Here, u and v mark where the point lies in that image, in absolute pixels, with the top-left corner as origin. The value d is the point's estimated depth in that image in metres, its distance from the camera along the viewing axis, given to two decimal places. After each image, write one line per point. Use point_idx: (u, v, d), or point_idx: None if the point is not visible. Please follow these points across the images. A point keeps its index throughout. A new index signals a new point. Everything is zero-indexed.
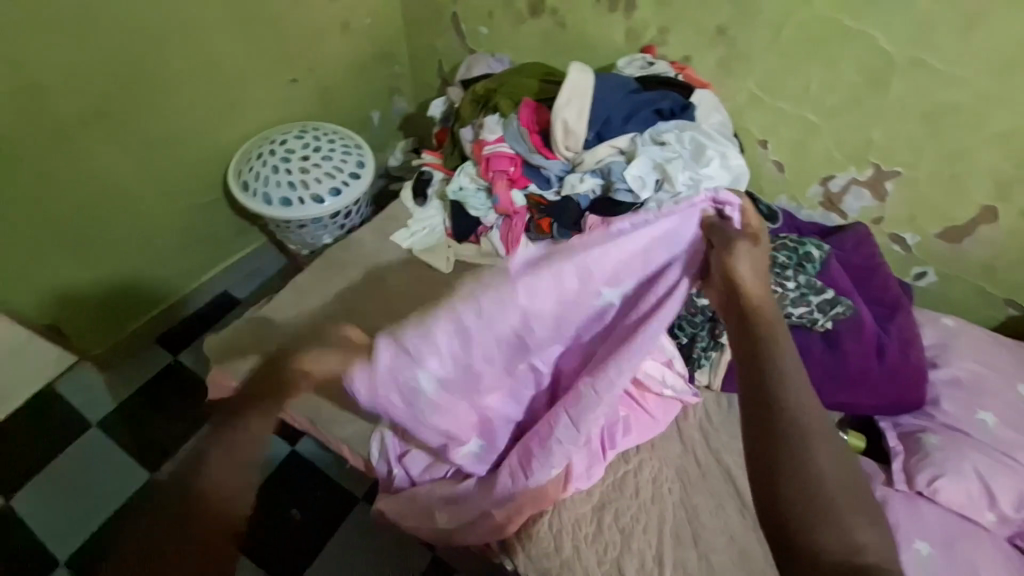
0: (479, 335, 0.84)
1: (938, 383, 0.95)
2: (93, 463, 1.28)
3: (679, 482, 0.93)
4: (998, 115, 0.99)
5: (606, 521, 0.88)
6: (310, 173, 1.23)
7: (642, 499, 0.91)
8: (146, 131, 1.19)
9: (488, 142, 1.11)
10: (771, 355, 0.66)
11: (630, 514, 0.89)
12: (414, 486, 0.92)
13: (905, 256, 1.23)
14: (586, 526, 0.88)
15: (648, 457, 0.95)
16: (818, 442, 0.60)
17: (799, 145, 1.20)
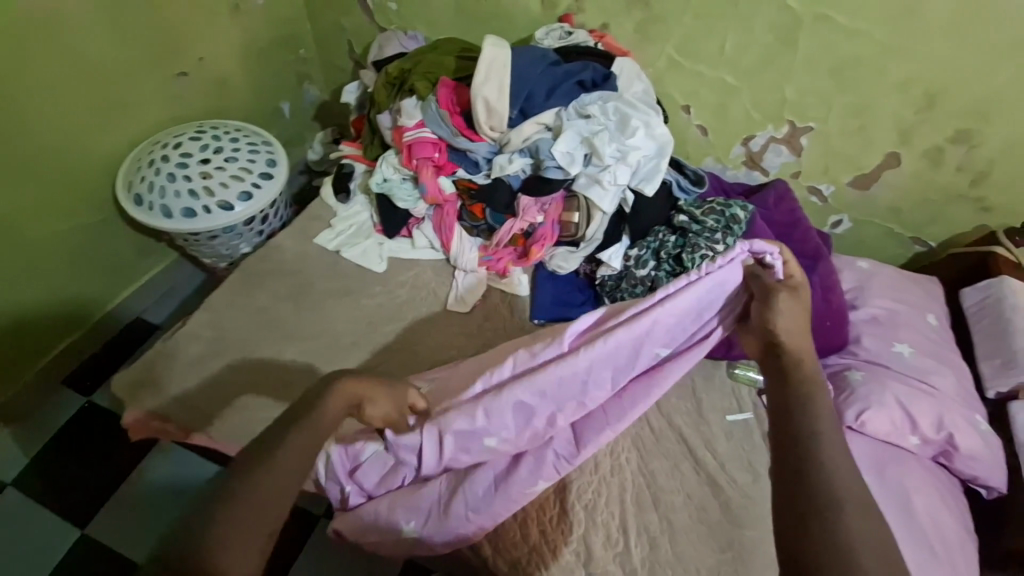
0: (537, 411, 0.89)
1: (858, 323, 1.01)
2: (6, 529, 1.14)
3: (636, 451, 0.95)
4: (894, 64, 1.05)
5: (570, 501, 0.89)
6: (213, 178, 1.11)
7: (603, 473, 0.92)
8: (10, 145, 1.02)
9: (408, 128, 1.05)
10: (806, 402, 0.64)
11: (592, 489, 0.90)
12: (370, 499, 0.89)
13: (823, 207, 1.29)
14: (551, 508, 0.88)
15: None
16: (853, 507, 0.55)
17: (720, 107, 1.22)
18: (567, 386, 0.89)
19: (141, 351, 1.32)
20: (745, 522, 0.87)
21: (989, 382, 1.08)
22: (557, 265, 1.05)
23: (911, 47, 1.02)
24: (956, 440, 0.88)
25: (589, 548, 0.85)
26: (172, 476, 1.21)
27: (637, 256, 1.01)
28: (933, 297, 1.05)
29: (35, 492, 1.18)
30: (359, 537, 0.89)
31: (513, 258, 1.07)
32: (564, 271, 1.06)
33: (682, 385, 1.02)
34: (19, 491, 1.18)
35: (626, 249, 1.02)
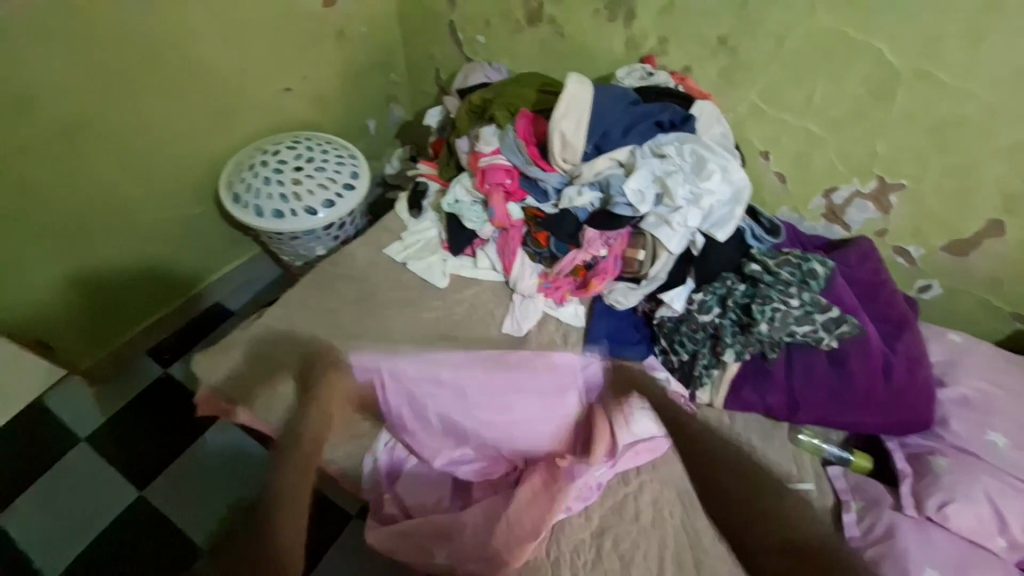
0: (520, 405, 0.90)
1: (946, 402, 0.92)
2: (82, 477, 1.25)
3: (681, 506, 0.89)
4: (1008, 127, 0.97)
5: (606, 548, 0.86)
6: (302, 185, 1.21)
7: (643, 524, 0.88)
8: (138, 142, 1.16)
9: (484, 154, 1.09)
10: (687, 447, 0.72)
11: (630, 539, 0.86)
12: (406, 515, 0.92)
13: (909, 268, 1.21)
14: (585, 554, 0.85)
15: (647, 478, 0.92)
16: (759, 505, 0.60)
17: (802, 157, 1.18)
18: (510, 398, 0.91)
19: (218, 334, 1.43)
20: None
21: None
22: (615, 299, 1.05)
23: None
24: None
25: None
26: (229, 449, 1.30)
27: (701, 301, 0.96)
28: None
29: (111, 449, 1.29)
30: (393, 554, 0.90)
31: (572, 288, 1.07)
32: (622, 307, 1.06)
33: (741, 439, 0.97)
34: (98, 445, 1.29)
35: (690, 292, 0.99)
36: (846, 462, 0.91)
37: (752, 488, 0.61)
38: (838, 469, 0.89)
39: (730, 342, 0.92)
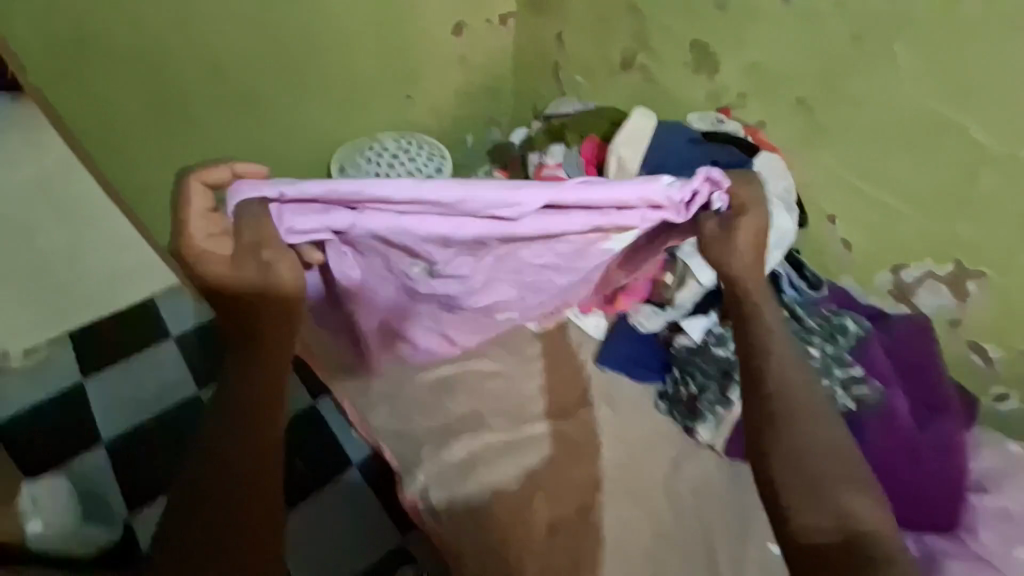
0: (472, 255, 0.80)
1: (981, 509, 0.87)
2: (156, 367, 1.45)
3: (649, 531, 0.87)
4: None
5: (558, 542, 0.84)
6: (395, 169, 1.41)
7: (604, 533, 0.86)
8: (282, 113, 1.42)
9: (547, 167, 1.21)
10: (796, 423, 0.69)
11: (585, 541, 0.85)
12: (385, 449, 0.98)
13: (985, 371, 1.11)
14: (535, 541, 0.85)
15: (625, 495, 0.90)
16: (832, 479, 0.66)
17: (874, 228, 1.13)
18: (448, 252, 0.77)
19: None
20: None
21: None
22: (639, 320, 1.08)
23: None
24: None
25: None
26: None
27: (719, 335, 1.00)
28: None
29: (185, 352, 1.48)
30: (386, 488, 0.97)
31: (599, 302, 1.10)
32: (644, 329, 1.08)
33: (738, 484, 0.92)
34: (176, 347, 1.49)
35: (710, 325, 1.02)
36: None
37: (848, 542, 0.63)
38: None
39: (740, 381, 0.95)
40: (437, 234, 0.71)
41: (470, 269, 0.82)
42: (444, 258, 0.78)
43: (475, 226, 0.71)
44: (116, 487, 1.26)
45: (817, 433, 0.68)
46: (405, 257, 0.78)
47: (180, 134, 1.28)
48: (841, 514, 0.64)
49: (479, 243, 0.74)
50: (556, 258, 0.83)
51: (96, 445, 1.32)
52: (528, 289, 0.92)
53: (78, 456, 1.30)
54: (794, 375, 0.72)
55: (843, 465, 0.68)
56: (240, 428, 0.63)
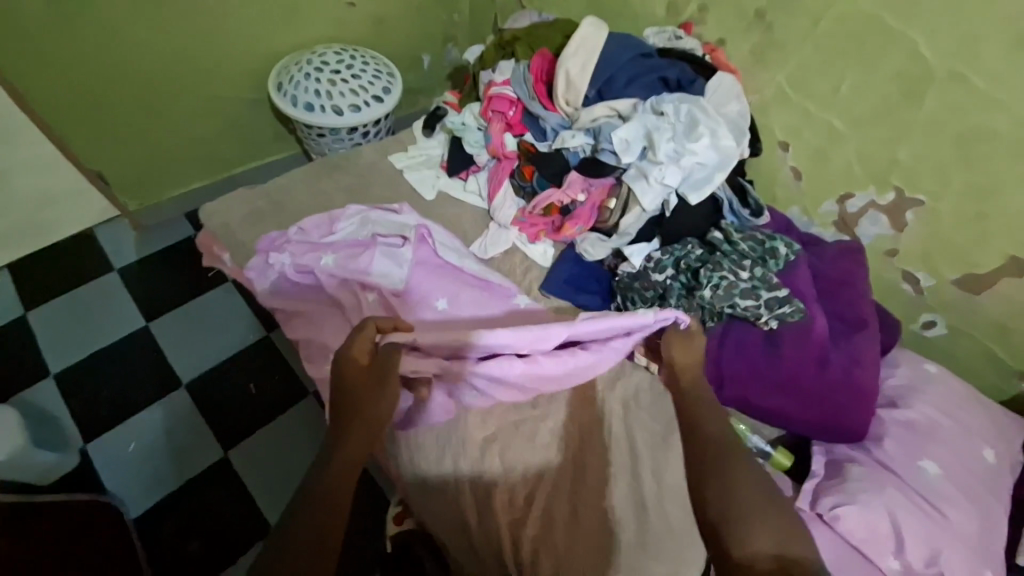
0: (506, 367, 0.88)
1: (890, 422, 0.85)
2: (104, 300, 1.41)
3: (578, 442, 0.90)
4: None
5: (492, 450, 0.88)
6: (337, 87, 1.30)
7: (536, 443, 0.89)
8: (206, 18, 1.29)
9: (495, 83, 1.15)
10: (703, 452, 0.71)
11: (517, 451, 0.88)
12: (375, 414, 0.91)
13: (915, 300, 1.13)
14: (472, 451, 0.88)
15: (555, 406, 0.93)
16: (754, 503, 0.65)
17: (821, 154, 1.13)
18: (500, 359, 0.87)
19: None
20: (651, 556, 0.79)
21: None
22: (584, 248, 1.06)
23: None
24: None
25: (489, 499, 0.84)
26: (227, 309, 1.42)
27: (658, 259, 0.95)
28: (1004, 438, 0.86)
29: (133, 283, 1.44)
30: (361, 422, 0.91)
31: (548, 229, 1.10)
32: (589, 257, 1.06)
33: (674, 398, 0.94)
34: (123, 277, 1.45)
35: (651, 251, 0.99)
36: (767, 456, 0.85)
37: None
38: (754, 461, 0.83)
39: (674, 305, 0.91)
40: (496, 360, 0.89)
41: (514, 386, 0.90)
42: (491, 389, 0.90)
43: (523, 362, 0.88)
44: (67, 409, 1.26)
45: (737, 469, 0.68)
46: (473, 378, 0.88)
47: (91, 42, 1.21)
48: (782, 537, 0.62)
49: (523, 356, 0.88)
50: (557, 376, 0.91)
51: (45, 374, 1.30)
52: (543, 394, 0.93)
53: (25, 385, 1.28)
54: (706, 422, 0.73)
55: (764, 485, 0.67)
56: (310, 558, 0.62)
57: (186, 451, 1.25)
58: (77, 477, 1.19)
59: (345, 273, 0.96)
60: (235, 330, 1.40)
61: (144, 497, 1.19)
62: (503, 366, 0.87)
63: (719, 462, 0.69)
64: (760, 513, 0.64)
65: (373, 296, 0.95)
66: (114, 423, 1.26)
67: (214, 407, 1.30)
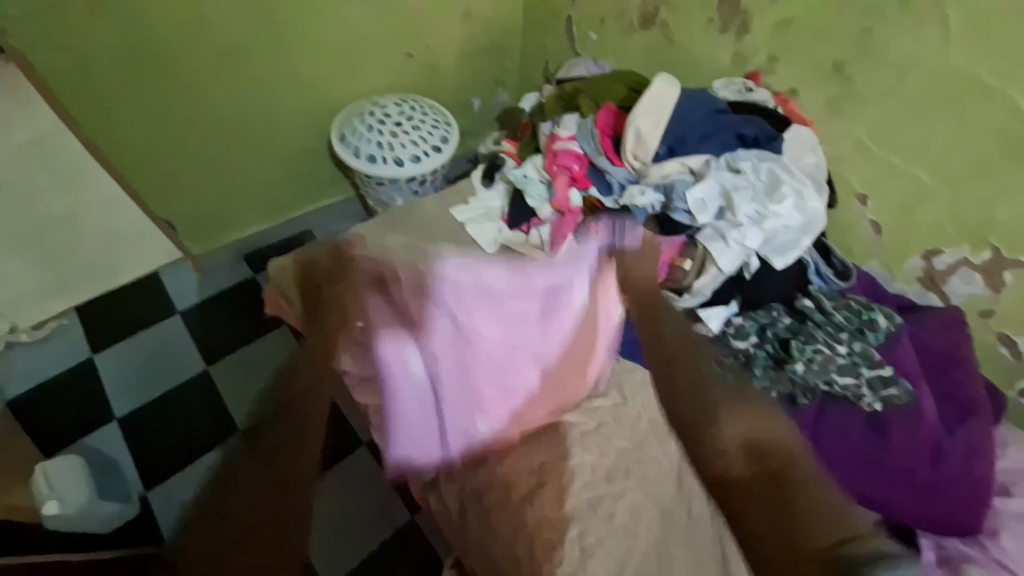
0: (487, 326, 0.97)
1: (1005, 513, 0.78)
2: (165, 343, 1.44)
3: (660, 524, 0.86)
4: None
5: (570, 535, 0.83)
6: (398, 138, 1.32)
7: (615, 526, 0.85)
8: (274, 72, 1.34)
9: (560, 138, 1.14)
10: (681, 367, 0.82)
11: (596, 535, 0.84)
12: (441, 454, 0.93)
13: (1013, 364, 1.05)
14: (548, 532, 0.84)
15: (632, 485, 0.89)
16: (730, 403, 0.75)
17: (906, 208, 1.07)
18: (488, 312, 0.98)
19: None
20: None
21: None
22: None
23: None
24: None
25: None
26: (282, 353, 1.43)
27: (739, 325, 0.91)
28: None
29: (193, 326, 1.46)
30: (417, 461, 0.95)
31: None
32: None
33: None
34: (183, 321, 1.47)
35: (730, 315, 0.94)
36: None
37: (767, 472, 0.69)
38: None
39: (761, 374, 0.86)
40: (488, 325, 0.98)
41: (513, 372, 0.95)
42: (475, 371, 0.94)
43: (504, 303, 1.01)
44: (128, 453, 1.28)
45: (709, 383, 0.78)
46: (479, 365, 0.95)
47: (171, 100, 1.26)
48: (755, 426, 0.73)
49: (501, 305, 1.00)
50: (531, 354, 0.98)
51: (108, 420, 1.32)
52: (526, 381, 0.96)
53: (91, 430, 1.31)
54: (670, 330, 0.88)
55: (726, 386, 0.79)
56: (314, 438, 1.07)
57: None
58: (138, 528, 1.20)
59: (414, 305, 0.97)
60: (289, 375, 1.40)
61: None
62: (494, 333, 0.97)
63: (688, 371, 0.81)
64: (738, 413, 0.74)
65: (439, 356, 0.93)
66: (175, 470, 1.27)
67: None
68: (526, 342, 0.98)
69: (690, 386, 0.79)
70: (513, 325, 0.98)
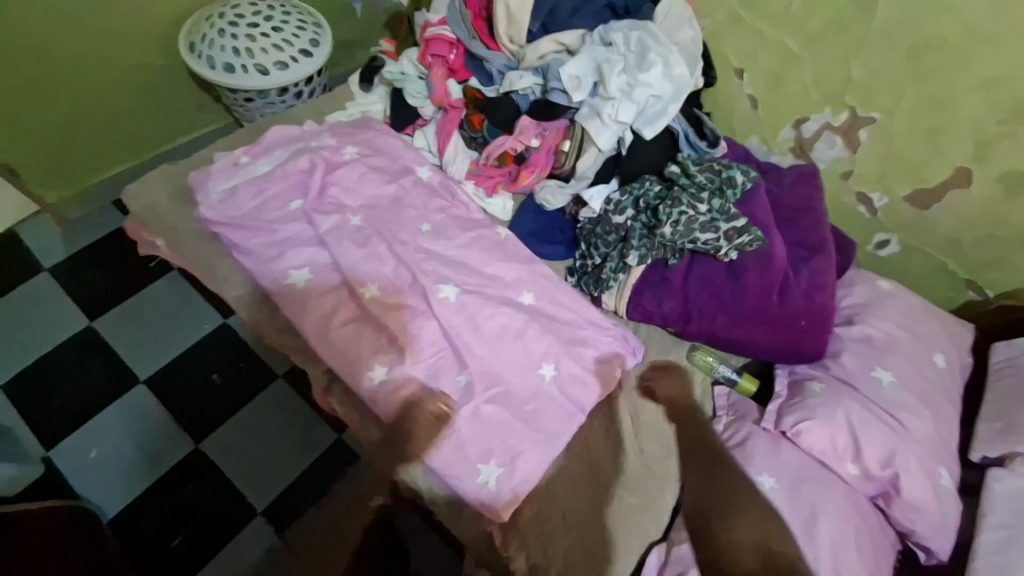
0: (442, 355, 0.84)
1: (846, 337, 0.88)
2: (39, 302, 1.29)
3: (539, 398, 0.83)
4: (982, 57, 0.90)
5: (444, 413, 0.80)
6: (258, 42, 1.17)
7: (481, 400, 0.81)
8: None
9: (432, 24, 1.05)
10: (703, 460, 0.80)
11: (473, 415, 0.80)
12: (242, 256, 0.89)
13: (870, 220, 1.13)
14: (421, 421, 0.80)
15: (516, 352, 0.85)
16: (743, 500, 0.75)
17: (777, 78, 1.10)
18: (484, 333, 0.86)
19: None
20: (639, 491, 0.80)
21: (977, 443, 0.85)
22: (544, 198, 1.01)
23: (1007, 36, 0.87)
24: (902, 486, 0.75)
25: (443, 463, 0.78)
26: (178, 299, 1.33)
27: (617, 201, 0.93)
28: (954, 342, 0.90)
29: (68, 283, 1.32)
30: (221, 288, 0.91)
31: (505, 180, 1.04)
32: (550, 207, 1.02)
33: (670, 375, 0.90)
34: (54, 277, 1.33)
35: (610, 193, 0.95)
36: (733, 384, 0.90)
37: (769, 564, 0.71)
38: (722, 390, 0.89)
39: (638, 246, 0.89)
40: (467, 287, 0.90)
41: (422, 309, 0.87)
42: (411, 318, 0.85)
43: (492, 339, 0.85)
44: (18, 417, 1.18)
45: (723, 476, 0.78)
46: (377, 334, 0.84)
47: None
48: (762, 531, 0.73)
49: (508, 325, 0.87)
50: (463, 382, 0.82)
51: None
52: (451, 316, 0.86)
53: None
54: (709, 441, 0.83)
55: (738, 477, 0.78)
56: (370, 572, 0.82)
57: (157, 451, 1.18)
58: (44, 486, 1.12)
59: (439, 400, 0.81)
60: (187, 321, 1.31)
61: (117, 497, 1.13)
62: (450, 356, 0.84)
63: (711, 472, 0.79)
64: (748, 509, 0.75)
65: (303, 272, 0.87)
66: (74, 427, 1.18)
67: (182, 404, 1.23)
68: (474, 349, 0.84)
69: (700, 483, 0.78)
70: (475, 343, 0.85)
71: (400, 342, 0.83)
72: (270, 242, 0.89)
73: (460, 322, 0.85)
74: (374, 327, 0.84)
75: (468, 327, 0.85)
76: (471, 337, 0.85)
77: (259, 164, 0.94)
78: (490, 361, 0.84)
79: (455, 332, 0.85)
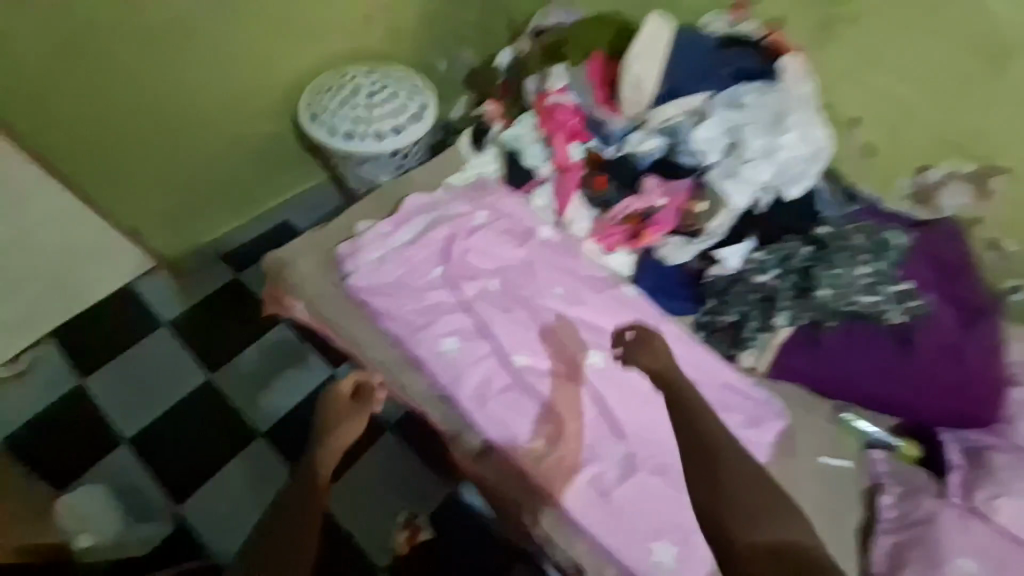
0: (600, 425, 0.85)
1: (1015, 402, 0.86)
2: (157, 358, 1.34)
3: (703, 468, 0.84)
4: None
5: (613, 491, 0.80)
6: (376, 109, 1.24)
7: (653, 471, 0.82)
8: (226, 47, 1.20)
9: (551, 93, 1.09)
10: (693, 441, 0.74)
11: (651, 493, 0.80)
12: (390, 324, 0.92)
13: (1000, 268, 1.09)
14: (601, 494, 0.80)
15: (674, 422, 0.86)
16: (755, 489, 0.70)
17: (895, 130, 1.09)
18: (642, 401, 0.87)
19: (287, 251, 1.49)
20: None
21: None
22: (664, 254, 1.01)
23: None
24: None
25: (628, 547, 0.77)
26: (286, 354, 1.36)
27: (759, 261, 0.93)
28: None
29: (187, 338, 1.36)
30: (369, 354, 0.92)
31: (624, 238, 1.02)
32: (670, 262, 1.01)
33: (811, 436, 0.91)
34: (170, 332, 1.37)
35: (748, 252, 0.94)
36: (891, 449, 0.90)
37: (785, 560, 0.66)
38: (879, 454, 0.90)
39: (785, 306, 0.89)
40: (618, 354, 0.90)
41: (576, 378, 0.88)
42: (564, 386, 0.87)
43: (651, 406, 0.86)
44: (146, 475, 1.21)
45: (725, 468, 0.71)
46: (538, 405, 0.85)
47: (127, 95, 1.14)
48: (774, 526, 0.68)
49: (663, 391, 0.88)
50: (626, 450, 0.83)
51: (117, 442, 1.24)
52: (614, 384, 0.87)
53: (99, 458, 1.23)
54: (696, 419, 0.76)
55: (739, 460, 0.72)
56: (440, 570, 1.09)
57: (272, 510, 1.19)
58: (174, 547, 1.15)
59: (605, 479, 0.81)
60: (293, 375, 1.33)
61: None
62: (608, 430, 0.85)
63: (714, 460, 0.72)
64: (766, 512, 0.68)
65: (452, 341, 0.90)
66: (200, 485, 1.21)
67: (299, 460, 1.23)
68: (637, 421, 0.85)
69: (698, 471, 0.71)
70: (638, 411, 0.86)
71: (558, 414, 0.85)
72: (419, 313, 0.92)
73: (617, 390, 0.87)
74: (528, 403, 0.86)
75: (626, 393, 0.87)
76: (632, 407, 0.86)
77: (401, 235, 0.97)
78: (653, 431, 0.85)
79: (604, 400, 0.86)
